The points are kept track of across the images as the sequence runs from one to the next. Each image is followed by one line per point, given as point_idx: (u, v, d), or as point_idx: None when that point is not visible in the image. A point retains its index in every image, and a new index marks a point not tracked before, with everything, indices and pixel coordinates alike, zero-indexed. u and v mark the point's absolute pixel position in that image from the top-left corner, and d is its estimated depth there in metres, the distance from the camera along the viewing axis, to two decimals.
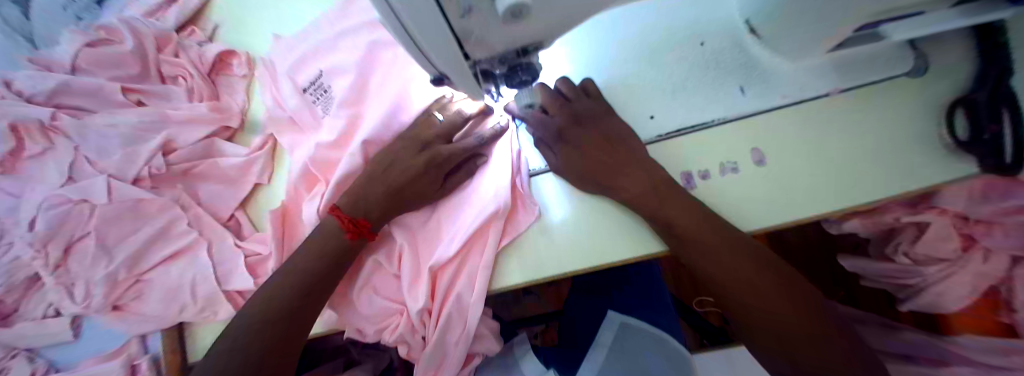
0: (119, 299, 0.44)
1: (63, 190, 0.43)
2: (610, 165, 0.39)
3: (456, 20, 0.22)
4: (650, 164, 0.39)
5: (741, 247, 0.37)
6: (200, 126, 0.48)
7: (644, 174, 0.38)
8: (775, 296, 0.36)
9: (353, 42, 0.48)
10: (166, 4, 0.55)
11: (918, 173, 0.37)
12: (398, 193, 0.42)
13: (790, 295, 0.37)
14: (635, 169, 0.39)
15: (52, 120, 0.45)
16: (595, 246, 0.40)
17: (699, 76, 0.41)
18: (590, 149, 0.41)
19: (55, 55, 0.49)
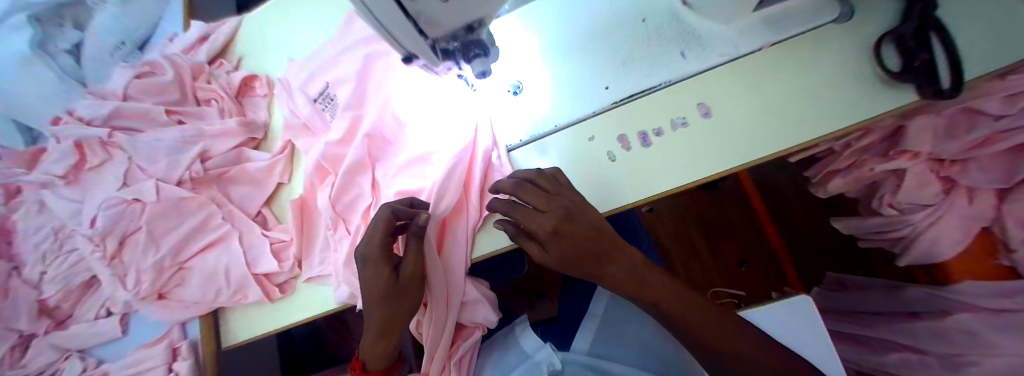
0: (164, 285, 0.51)
1: (119, 193, 0.52)
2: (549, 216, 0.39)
3: (409, 5, 0.29)
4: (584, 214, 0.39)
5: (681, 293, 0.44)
6: (230, 137, 0.57)
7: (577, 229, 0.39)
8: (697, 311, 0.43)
9: (354, 55, 0.54)
10: (198, 42, 0.68)
11: (860, 106, 0.40)
12: (381, 297, 0.44)
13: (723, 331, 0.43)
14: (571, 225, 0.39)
15: (110, 137, 0.56)
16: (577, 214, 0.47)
17: (644, 48, 0.47)
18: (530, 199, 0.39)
19: (109, 88, 0.60)
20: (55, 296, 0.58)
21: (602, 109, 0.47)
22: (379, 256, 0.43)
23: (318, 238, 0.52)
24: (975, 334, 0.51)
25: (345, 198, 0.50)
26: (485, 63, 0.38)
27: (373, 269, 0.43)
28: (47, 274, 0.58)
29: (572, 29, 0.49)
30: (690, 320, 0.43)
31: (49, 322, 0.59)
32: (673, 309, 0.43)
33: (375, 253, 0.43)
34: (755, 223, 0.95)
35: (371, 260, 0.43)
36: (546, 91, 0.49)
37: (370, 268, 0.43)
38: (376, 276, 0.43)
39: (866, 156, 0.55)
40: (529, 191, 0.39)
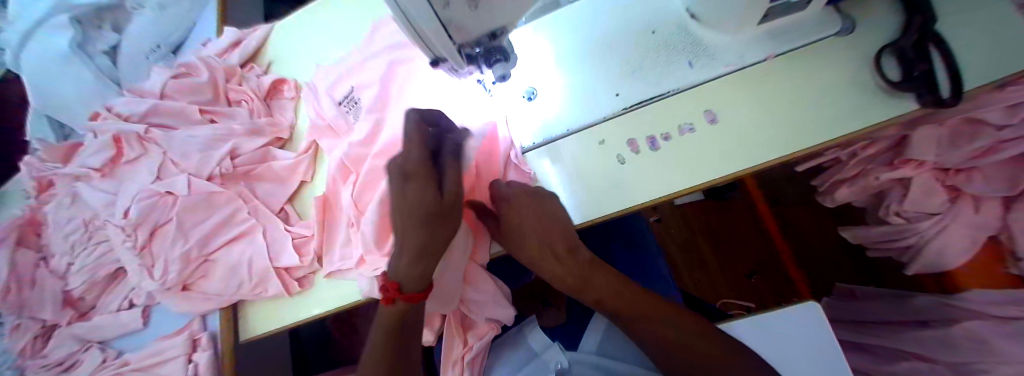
0: (189, 277, 0.53)
1: (151, 186, 0.54)
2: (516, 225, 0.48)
3: (441, 11, 0.31)
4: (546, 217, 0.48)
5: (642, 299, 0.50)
6: (259, 137, 0.59)
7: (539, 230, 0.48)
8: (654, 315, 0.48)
9: (377, 62, 0.56)
10: (231, 47, 0.72)
11: (864, 113, 0.42)
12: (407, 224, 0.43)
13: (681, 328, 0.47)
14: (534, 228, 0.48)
15: (146, 133, 0.59)
16: (591, 213, 0.49)
17: (654, 57, 0.49)
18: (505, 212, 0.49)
19: (148, 88, 0.64)
20: (79, 288, 0.60)
21: (613, 114, 0.49)
22: (414, 175, 0.43)
23: (337, 236, 0.52)
24: (984, 341, 0.51)
25: (366, 196, 0.51)
26: (505, 67, 0.41)
27: (411, 185, 0.43)
28: (74, 266, 0.60)
29: (585, 39, 0.51)
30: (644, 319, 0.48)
31: (72, 312, 0.61)
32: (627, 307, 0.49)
33: (416, 171, 0.43)
34: (764, 236, 0.95)
35: (405, 178, 0.43)
36: (560, 96, 0.51)
37: (404, 188, 0.43)
38: (410, 197, 0.43)
39: (871, 165, 0.57)
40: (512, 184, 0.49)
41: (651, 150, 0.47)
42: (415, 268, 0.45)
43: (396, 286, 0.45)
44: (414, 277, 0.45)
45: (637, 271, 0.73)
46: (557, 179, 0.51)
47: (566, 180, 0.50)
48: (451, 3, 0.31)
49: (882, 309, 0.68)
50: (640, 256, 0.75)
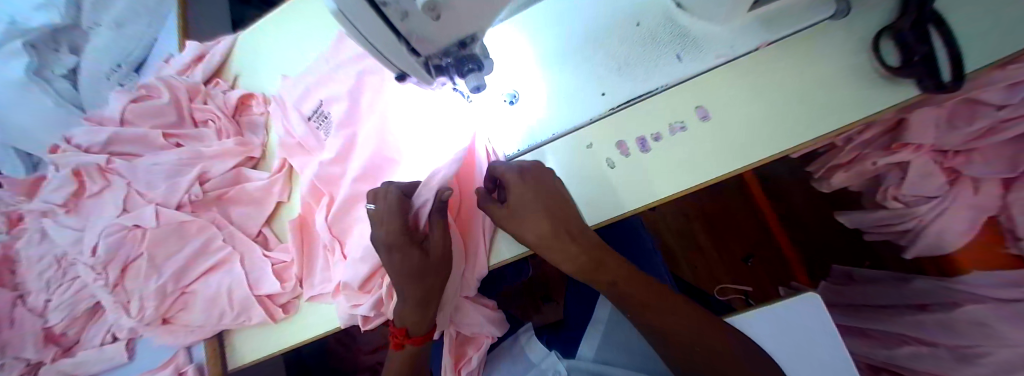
0: (168, 311, 0.51)
1: (118, 220, 0.52)
2: (518, 209, 0.40)
3: (400, 23, 0.28)
4: (552, 202, 0.41)
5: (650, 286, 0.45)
6: (229, 158, 0.57)
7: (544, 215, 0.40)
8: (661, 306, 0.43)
9: (346, 73, 0.53)
10: (193, 63, 0.68)
11: (862, 102, 0.40)
12: (405, 283, 0.42)
13: (688, 323, 0.43)
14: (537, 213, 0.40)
15: (108, 163, 0.56)
16: (592, 211, 0.46)
17: (640, 52, 0.46)
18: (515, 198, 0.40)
19: (107, 113, 0.60)
20: (60, 324, 0.58)
21: (599, 115, 0.47)
22: (395, 243, 0.40)
23: (318, 259, 0.51)
24: (983, 324, 0.51)
25: (343, 221, 0.49)
26: (480, 77, 0.36)
27: (398, 255, 0.41)
28: (51, 303, 0.58)
29: (567, 36, 0.48)
30: (649, 308, 0.44)
31: (56, 349, 0.59)
32: (632, 293, 0.44)
33: (396, 240, 0.40)
34: (759, 218, 0.94)
35: (389, 247, 0.41)
36: (542, 99, 0.48)
37: (388, 253, 0.41)
38: (396, 259, 0.41)
39: (867, 150, 0.55)
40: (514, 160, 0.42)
41: (640, 153, 0.45)
42: (418, 306, 0.46)
43: (403, 333, 0.49)
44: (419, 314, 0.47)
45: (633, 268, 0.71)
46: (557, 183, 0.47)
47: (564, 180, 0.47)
48: (410, 14, 0.27)
49: (881, 292, 0.67)
50: (634, 249, 0.74)
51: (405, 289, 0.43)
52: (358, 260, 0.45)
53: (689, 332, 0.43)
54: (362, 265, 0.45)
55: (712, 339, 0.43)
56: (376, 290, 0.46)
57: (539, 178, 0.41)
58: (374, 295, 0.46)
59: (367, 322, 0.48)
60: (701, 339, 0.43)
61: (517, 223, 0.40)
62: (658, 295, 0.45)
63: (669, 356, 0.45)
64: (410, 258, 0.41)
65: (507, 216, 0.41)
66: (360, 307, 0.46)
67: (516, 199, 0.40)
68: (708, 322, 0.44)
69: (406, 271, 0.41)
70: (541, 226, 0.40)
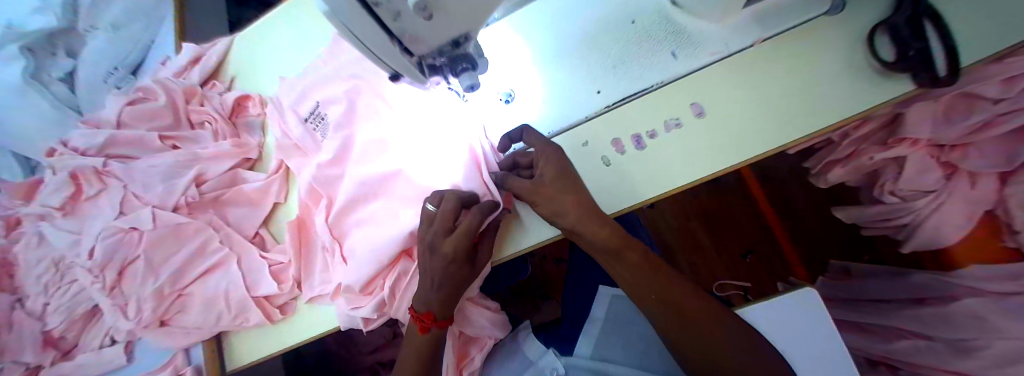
0: (166, 312, 0.51)
1: (114, 222, 0.52)
2: (549, 188, 0.40)
3: (392, 23, 0.28)
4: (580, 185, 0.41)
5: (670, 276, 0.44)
6: (226, 159, 0.57)
7: (574, 195, 0.40)
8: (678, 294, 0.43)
9: (343, 74, 0.53)
10: (190, 65, 0.68)
11: (857, 97, 0.40)
12: (444, 288, 0.43)
13: (704, 314, 0.43)
14: (568, 193, 0.40)
15: (104, 166, 0.56)
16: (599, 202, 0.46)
17: (635, 50, 0.46)
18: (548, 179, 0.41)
19: (103, 116, 0.60)
20: (58, 327, 0.58)
21: (595, 113, 0.47)
22: (458, 257, 0.41)
23: (316, 260, 0.51)
24: (980, 318, 0.50)
25: (342, 223, 0.49)
26: (473, 76, 0.36)
27: (455, 264, 0.42)
28: (50, 306, 0.58)
29: (562, 35, 0.48)
30: (668, 297, 0.43)
31: (55, 353, 0.59)
32: (652, 280, 0.43)
33: (459, 253, 0.41)
34: (758, 216, 0.94)
35: (451, 260, 0.41)
36: (538, 98, 0.48)
37: (447, 264, 0.41)
38: (454, 269, 0.42)
39: (864, 145, 0.55)
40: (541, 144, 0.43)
41: (635, 150, 0.45)
42: (447, 303, 0.44)
43: (430, 316, 0.44)
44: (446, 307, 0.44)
45: None
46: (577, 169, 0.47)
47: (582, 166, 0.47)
48: (402, 14, 0.27)
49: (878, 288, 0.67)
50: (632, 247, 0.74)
51: (443, 289, 0.43)
52: (358, 264, 0.45)
53: (705, 322, 0.42)
54: (361, 268, 0.44)
55: (726, 330, 0.42)
56: (378, 291, 0.46)
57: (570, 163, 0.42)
58: (376, 297, 0.45)
59: (369, 322, 0.47)
60: (715, 331, 0.42)
61: (545, 201, 0.40)
62: (676, 288, 0.43)
63: (680, 345, 0.44)
64: (464, 270, 0.43)
65: (536, 195, 0.40)
66: (362, 308, 0.45)
67: (547, 182, 0.41)
68: (724, 318, 0.43)
69: (453, 278, 0.43)
70: (570, 206, 0.40)
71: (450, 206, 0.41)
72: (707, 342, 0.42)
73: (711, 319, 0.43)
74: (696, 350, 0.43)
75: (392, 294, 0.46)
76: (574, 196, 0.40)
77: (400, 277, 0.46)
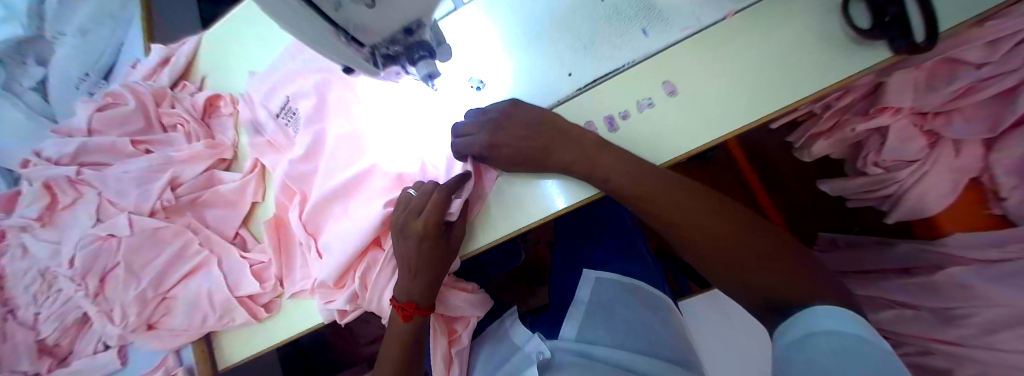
0: (151, 317, 0.52)
1: (92, 230, 0.52)
2: (515, 138, 0.41)
3: (333, 13, 0.27)
4: (546, 117, 0.42)
5: (673, 194, 0.40)
6: (201, 161, 0.57)
7: (524, 130, 0.42)
8: (679, 212, 0.39)
9: (310, 68, 0.52)
10: (160, 67, 0.67)
11: (836, 65, 0.37)
12: (421, 273, 0.44)
13: (707, 224, 0.39)
14: (520, 131, 0.42)
15: (78, 174, 0.55)
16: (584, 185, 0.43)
17: (606, 30, 0.45)
18: (514, 135, 0.42)
19: (74, 123, 0.60)
20: (51, 335, 0.59)
21: (567, 96, 0.46)
22: (430, 233, 0.41)
23: (296, 256, 0.51)
24: (966, 287, 0.50)
25: (316, 219, 0.49)
26: (431, 64, 0.34)
27: (428, 242, 0.42)
28: (41, 315, 0.59)
29: (532, 16, 0.47)
30: (661, 213, 0.40)
31: (51, 360, 0.60)
32: (638, 193, 0.39)
33: (429, 231, 0.41)
34: (748, 191, 0.93)
35: (423, 237, 0.41)
36: (508, 84, 0.47)
37: (421, 243, 0.42)
38: (427, 248, 0.42)
39: (846, 116, 0.53)
40: (526, 128, 0.42)
41: (608, 133, 0.44)
42: (430, 289, 0.45)
43: (413, 305, 0.45)
44: (428, 293, 0.45)
45: (612, 249, 0.66)
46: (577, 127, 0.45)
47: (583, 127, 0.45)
48: (343, 4, 0.27)
49: (865, 257, 0.65)
50: (608, 221, 0.72)
51: (420, 279, 0.44)
52: (330, 257, 0.45)
53: (702, 234, 0.39)
54: (331, 261, 0.45)
55: (738, 239, 0.37)
56: (351, 284, 0.46)
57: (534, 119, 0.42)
58: (348, 289, 0.46)
59: (345, 316, 0.48)
60: (711, 240, 0.38)
61: (508, 146, 0.42)
62: (675, 198, 0.40)
63: (697, 261, 0.41)
64: (439, 246, 0.43)
65: (503, 146, 0.41)
66: (335, 301, 0.46)
67: (504, 132, 0.42)
68: (734, 217, 0.39)
69: (430, 261, 0.43)
70: (535, 144, 0.41)
71: (423, 189, 0.42)
72: (716, 255, 0.39)
73: (715, 235, 0.38)
74: (710, 262, 0.40)
75: (365, 285, 0.46)
76: (538, 132, 0.41)
77: (373, 269, 0.47)
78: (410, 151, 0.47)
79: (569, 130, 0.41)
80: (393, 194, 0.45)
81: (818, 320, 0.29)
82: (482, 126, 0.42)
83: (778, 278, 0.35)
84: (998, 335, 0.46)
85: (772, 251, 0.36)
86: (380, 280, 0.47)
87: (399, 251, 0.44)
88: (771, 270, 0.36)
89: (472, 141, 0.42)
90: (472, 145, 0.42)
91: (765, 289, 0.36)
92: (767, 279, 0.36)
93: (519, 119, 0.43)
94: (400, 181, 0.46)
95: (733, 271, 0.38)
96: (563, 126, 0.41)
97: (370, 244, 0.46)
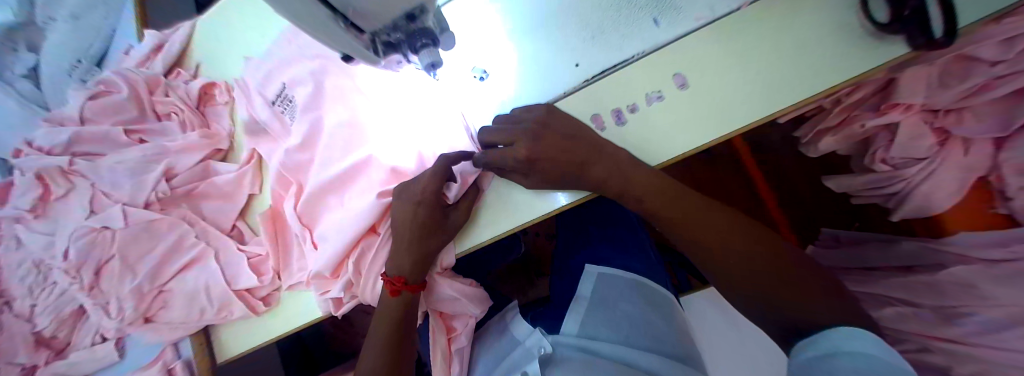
0: (148, 309, 0.51)
1: (85, 222, 0.51)
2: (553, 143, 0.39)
3: None
4: (578, 127, 0.40)
5: (692, 207, 0.40)
6: (196, 152, 0.55)
7: (555, 136, 0.39)
8: (698, 227, 0.40)
9: (308, 55, 0.50)
10: (153, 54, 0.65)
11: (851, 61, 0.36)
12: (414, 247, 0.43)
13: (727, 240, 0.39)
14: (550, 136, 0.39)
15: (70, 165, 0.54)
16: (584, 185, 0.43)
17: (614, 19, 0.44)
18: (548, 144, 0.38)
19: (65, 112, 0.58)
20: (48, 328, 0.58)
21: (573, 87, 0.44)
22: (428, 200, 0.41)
23: (292, 248, 0.50)
24: (971, 286, 0.50)
25: (313, 210, 0.48)
26: (434, 53, 0.33)
27: (425, 208, 0.41)
28: (37, 307, 0.58)
29: (539, 4, 0.46)
30: (679, 226, 0.41)
31: (48, 352, 0.59)
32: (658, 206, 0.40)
33: (426, 197, 0.41)
34: (749, 184, 0.92)
35: (418, 202, 0.41)
36: (513, 74, 0.46)
37: (415, 209, 0.42)
38: (425, 215, 0.42)
39: (856, 112, 0.52)
40: (552, 121, 0.40)
41: (615, 125, 0.42)
42: (421, 263, 0.45)
43: (402, 280, 0.44)
44: (418, 267, 0.45)
45: (614, 243, 0.66)
46: (586, 120, 0.44)
47: (592, 116, 0.44)
48: None
49: (867, 254, 0.64)
50: (609, 214, 0.71)
51: (411, 251, 0.44)
52: (325, 248, 0.44)
53: (722, 250, 0.39)
54: (327, 253, 0.44)
55: (761, 258, 0.37)
56: (345, 273, 0.46)
57: (570, 128, 0.40)
58: (343, 278, 0.45)
59: (340, 307, 0.47)
60: (729, 256, 0.38)
61: (542, 160, 0.38)
62: (695, 212, 0.40)
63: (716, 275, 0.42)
64: (436, 218, 0.42)
65: (538, 159, 0.38)
66: (331, 291, 0.46)
67: (540, 142, 0.39)
68: (757, 237, 0.38)
69: (422, 232, 0.42)
70: (567, 151, 0.38)
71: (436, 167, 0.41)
72: (736, 273, 0.38)
73: (735, 252, 0.38)
74: (729, 278, 0.40)
75: (358, 273, 0.46)
76: (571, 144, 0.39)
77: (364, 262, 0.46)
78: (415, 138, 0.46)
79: (597, 141, 0.39)
80: (388, 187, 0.45)
81: (845, 341, 0.28)
82: (520, 135, 0.39)
83: (810, 303, 0.34)
84: (1002, 334, 0.47)
85: (794, 274, 0.35)
86: (373, 268, 0.46)
87: (395, 227, 0.44)
88: (794, 292, 0.35)
89: (507, 151, 0.39)
90: (511, 153, 0.39)
91: (786, 310, 0.35)
92: (788, 301, 0.35)
93: (551, 125, 0.40)
94: (396, 175, 0.45)
95: (752, 288, 0.38)
96: (593, 142, 0.39)
97: (365, 232, 0.45)
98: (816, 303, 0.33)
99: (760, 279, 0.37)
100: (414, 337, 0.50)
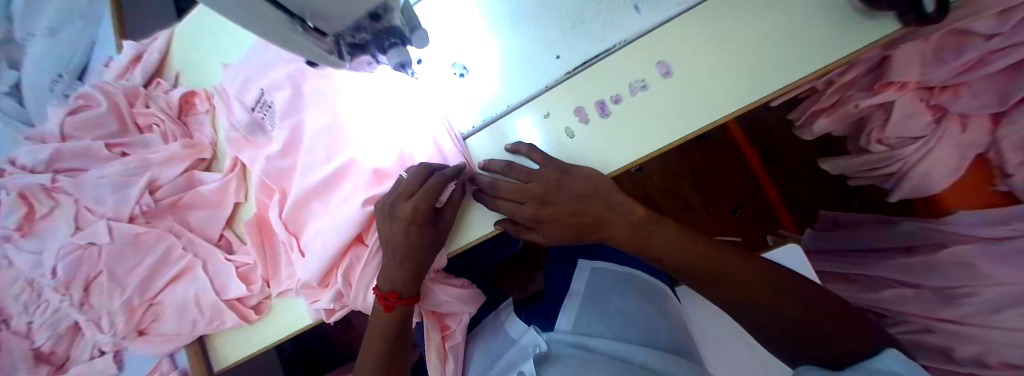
0: (140, 322, 0.51)
1: (72, 239, 0.51)
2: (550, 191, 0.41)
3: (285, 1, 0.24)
4: (577, 172, 0.41)
5: (695, 248, 0.41)
6: (179, 162, 0.55)
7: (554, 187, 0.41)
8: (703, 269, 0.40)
9: (284, 59, 0.49)
10: (131, 65, 0.64)
11: (841, 41, 0.35)
12: (406, 261, 0.43)
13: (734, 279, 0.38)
14: (552, 192, 0.41)
15: (53, 182, 0.54)
16: None
17: (594, 6, 0.42)
18: (551, 193, 0.41)
19: (46, 129, 0.58)
20: (47, 343, 0.59)
21: (556, 80, 0.43)
22: (419, 218, 0.41)
23: (280, 256, 0.50)
24: (971, 266, 0.52)
25: (298, 217, 0.47)
26: (403, 53, 0.33)
27: (415, 226, 0.42)
28: (34, 324, 0.58)
29: None
30: (685, 267, 0.41)
31: (48, 367, 0.59)
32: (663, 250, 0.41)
33: (418, 216, 0.41)
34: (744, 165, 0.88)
35: (411, 221, 0.41)
36: (494, 70, 0.45)
37: (408, 228, 0.42)
38: (416, 233, 0.42)
39: (850, 92, 0.51)
40: (550, 160, 0.41)
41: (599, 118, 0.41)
42: (414, 276, 0.44)
43: (396, 294, 0.44)
44: (410, 282, 0.44)
45: None
46: (570, 114, 0.43)
47: (577, 109, 0.42)
48: None
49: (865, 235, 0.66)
50: None
51: (405, 264, 0.44)
52: (312, 255, 0.44)
53: (736, 290, 0.38)
54: (315, 261, 0.43)
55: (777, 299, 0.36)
56: (335, 283, 0.45)
57: (570, 171, 0.41)
58: (333, 289, 0.45)
59: (332, 315, 0.47)
60: (742, 297, 0.38)
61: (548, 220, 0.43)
62: (699, 253, 0.40)
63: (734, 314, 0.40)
64: (427, 231, 0.43)
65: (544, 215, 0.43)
66: (320, 301, 0.45)
67: (547, 207, 0.42)
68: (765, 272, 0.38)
69: (414, 246, 0.43)
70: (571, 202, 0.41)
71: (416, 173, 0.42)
72: (756, 313, 0.37)
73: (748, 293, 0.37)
74: (748, 318, 0.38)
75: (348, 283, 0.45)
76: (578, 197, 0.41)
77: (354, 272, 0.46)
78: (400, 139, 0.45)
79: (598, 185, 0.40)
80: (374, 189, 0.44)
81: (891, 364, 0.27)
82: (530, 198, 0.41)
83: (832, 340, 0.32)
84: (1003, 313, 0.48)
85: (816, 310, 0.34)
86: (365, 278, 0.46)
87: (385, 236, 0.43)
88: (819, 329, 0.33)
89: (519, 209, 0.42)
90: (518, 209, 0.42)
91: (814, 348, 0.34)
92: (817, 340, 0.33)
93: (549, 175, 0.41)
94: (378, 176, 0.45)
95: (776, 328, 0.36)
96: (593, 183, 0.40)
97: (352, 241, 0.45)
98: (846, 342, 0.32)
99: (783, 320, 0.35)
100: (410, 342, 0.51)
